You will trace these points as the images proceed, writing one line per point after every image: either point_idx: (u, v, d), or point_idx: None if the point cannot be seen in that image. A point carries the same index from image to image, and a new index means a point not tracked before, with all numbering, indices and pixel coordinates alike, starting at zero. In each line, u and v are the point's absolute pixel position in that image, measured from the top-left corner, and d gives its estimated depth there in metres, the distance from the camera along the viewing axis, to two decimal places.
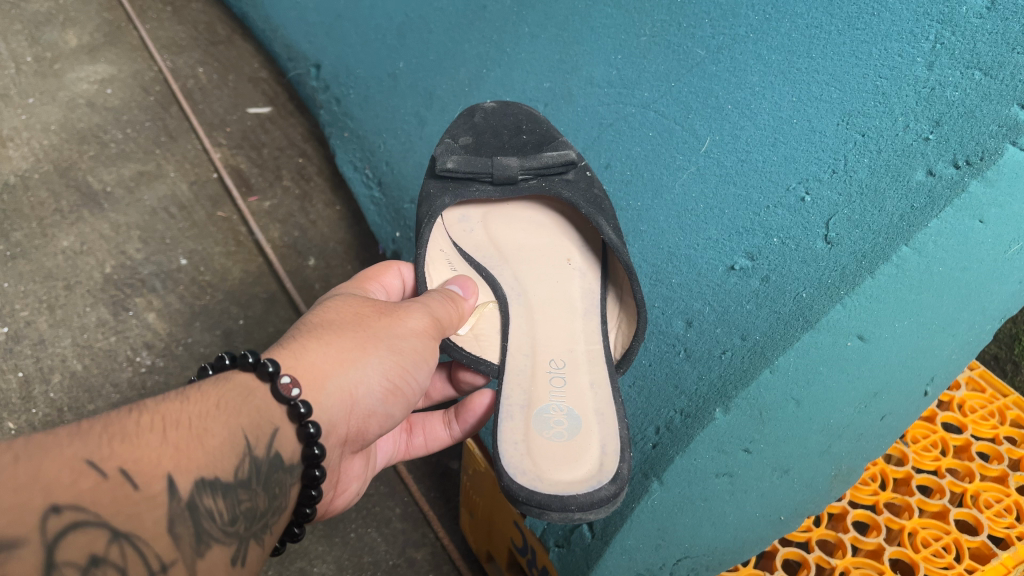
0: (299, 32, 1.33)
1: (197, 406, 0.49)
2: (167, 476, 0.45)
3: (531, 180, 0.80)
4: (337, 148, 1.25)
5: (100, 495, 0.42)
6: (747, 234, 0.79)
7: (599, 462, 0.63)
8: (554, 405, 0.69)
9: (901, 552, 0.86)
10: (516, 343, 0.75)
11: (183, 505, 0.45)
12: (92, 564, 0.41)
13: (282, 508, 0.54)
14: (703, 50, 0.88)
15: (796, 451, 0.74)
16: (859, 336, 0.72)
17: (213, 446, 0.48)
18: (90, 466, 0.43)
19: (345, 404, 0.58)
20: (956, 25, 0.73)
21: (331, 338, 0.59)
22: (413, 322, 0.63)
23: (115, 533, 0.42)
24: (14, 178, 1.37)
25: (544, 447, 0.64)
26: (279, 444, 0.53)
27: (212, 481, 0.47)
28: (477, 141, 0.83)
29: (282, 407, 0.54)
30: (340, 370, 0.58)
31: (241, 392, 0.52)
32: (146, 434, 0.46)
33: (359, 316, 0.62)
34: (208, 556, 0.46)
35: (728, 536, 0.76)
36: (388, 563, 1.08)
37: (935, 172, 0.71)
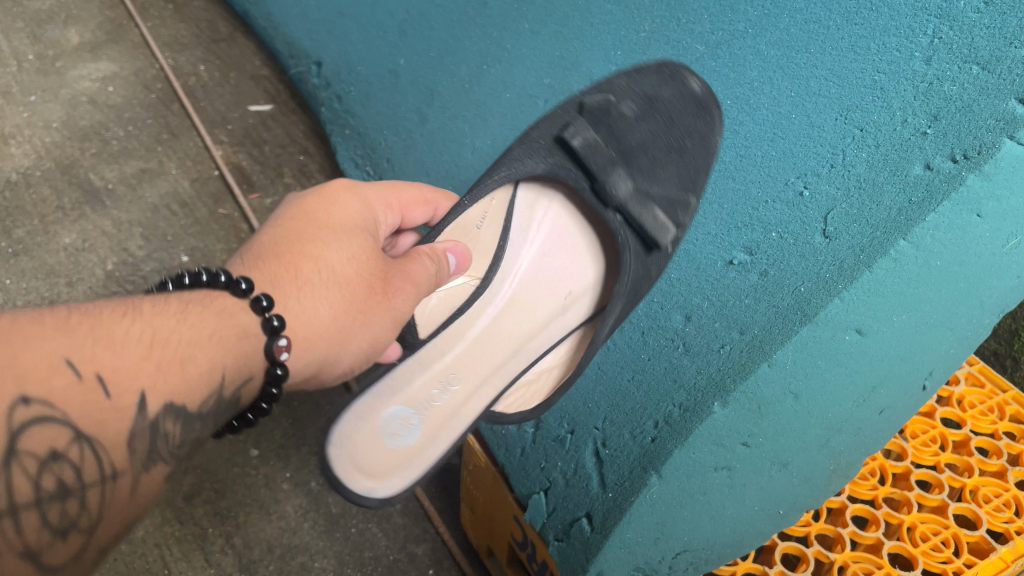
0: (301, 30, 1.33)
1: (192, 331, 0.52)
2: (139, 392, 0.48)
3: (619, 217, 0.78)
4: (338, 145, 1.26)
5: (72, 396, 0.45)
6: (746, 229, 0.79)
7: (387, 480, 0.69)
8: (435, 400, 0.74)
9: (901, 547, 0.86)
10: (461, 324, 0.79)
11: (146, 421, 0.49)
12: (52, 458, 0.44)
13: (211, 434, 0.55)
14: (702, 46, 0.87)
15: (795, 446, 0.76)
16: (858, 330, 0.73)
17: (191, 375, 0.51)
18: (68, 366, 0.45)
19: (311, 368, 0.61)
20: (954, 19, 0.72)
21: (334, 304, 0.61)
22: (405, 309, 0.66)
23: (77, 433, 0.45)
24: (17, 176, 1.38)
25: (393, 421, 0.70)
26: (245, 389, 0.56)
27: (179, 408, 0.50)
28: (633, 116, 0.80)
29: (262, 361, 0.57)
30: (325, 343, 0.61)
31: (238, 332, 0.55)
32: (130, 345, 0.48)
33: (374, 283, 0.63)
34: (151, 472, 0.50)
35: (728, 529, 0.78)
36: (389, 558, 1.08)
37: (932, 166, 0.71)
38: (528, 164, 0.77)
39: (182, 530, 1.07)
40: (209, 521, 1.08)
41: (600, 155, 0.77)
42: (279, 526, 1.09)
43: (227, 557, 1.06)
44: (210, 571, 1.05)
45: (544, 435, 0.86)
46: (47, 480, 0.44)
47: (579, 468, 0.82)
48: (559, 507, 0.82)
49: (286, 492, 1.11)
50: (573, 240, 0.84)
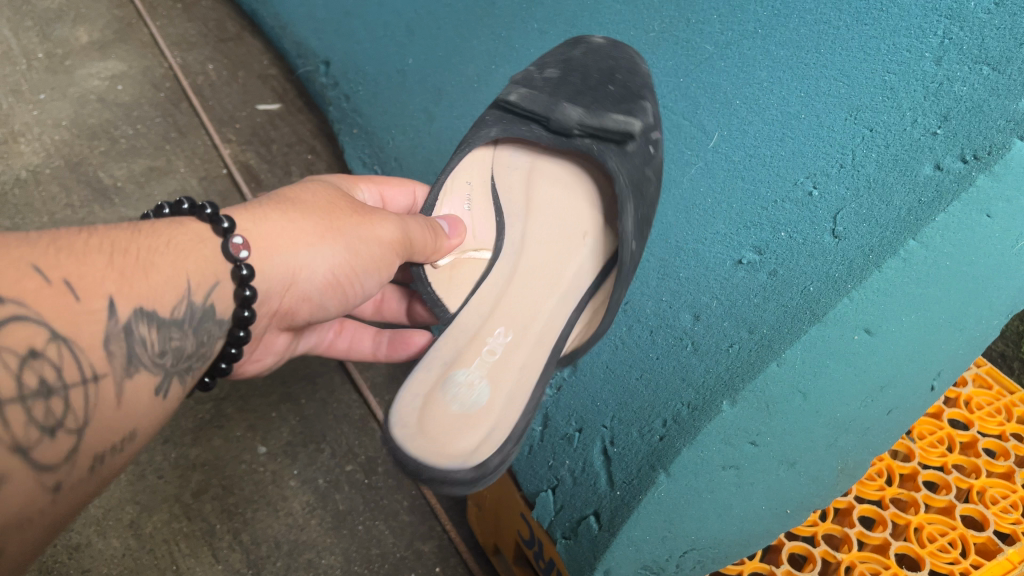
0: (309, 29, 1.34)
1: (148, 240, 0.54)
2: (108, 297, 0.49)
3: (588, 139, 0.75)
4: (346, 146, 1.24)
5: (44, 299, 0.46)
6: (755, 229, 0.79)
7: (484, 439, 0.63)
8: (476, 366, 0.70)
9: (907, 548, 0.87)
10: (479, 300, 0.77)
11: (120, 326, 0.50)
12: (32, 355, 0.45)
13: (205, 356, 0.58)
14: (712, 46, 0.89)
15: (803, 446, 0.76)
16: (867, 330, 0.73)
17: (157, 280, 0.53)
18: (37, 271, 0.47)
19: (283, 279, 0.63)
20: (964, 20, 0.74)
21: (295, 217, 0.64)
22: (384, 226, 0.67)
23: (54, 333, 0.47)
24: (25, 173, 1.38)
25: (442, 399, 0.65)
26: (216, 295, 0.57)
27: (150, 313, 0.52)
28: (561, 77, 0.82)
29: (226, 262, 0.58)
30: (291, 250, 0.63)
31: (193, 238, 0.57)
32: (94, 254, 0.50)
33: (344, 213, 0.66)
34: (134, 378, 0.51)
35: (735, 528, 0.78)
36: (396, 555, 1.08)
37: (942, 167, 0.71)
38: (487, 131, 0.77)
39: (190, 526, 1.07)
40: (216, 517, 1.09)
41: (541, 98, 0.76)
42: (286, 522, 1.09)
43: (235, 553, 1.06)
44: (218, 567, 1.05)
45: (551, 434, 0.86)
46: (29, 377, 0.45)
47: (587, 466, 0.81)
48: (567, 504, 0.81)
49: (293, 489, 1.12)
50: (565, 193, 0.81)
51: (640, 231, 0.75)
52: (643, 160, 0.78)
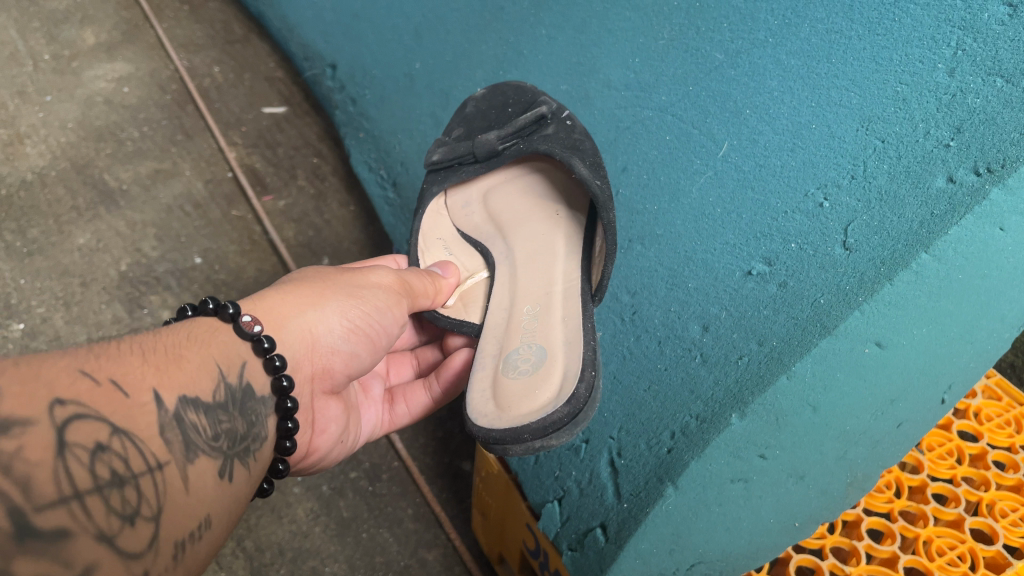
0: (316, 32, 1.34)
1: (171, 337, 0.54)
2: (153, 390, 0.49)
3: (512, 144, 0.83)
4: (353, 148, 1.26)
5: (97, 396, 0.45)
6: (765, 239, 0.79)
7: (561, 384, 0.66)
8: (521, 344, 0.71)
9: (916, 561, 0.86)
10: (498, 299, 0.78)
11: (170, 414, 0.49)
12: (99, 449, 0.43)
13: (260, 436, 0.59)
14: (721, 54, 0.88)
15: (811, 458, 0.75)
16: (878, 343, 0.72)
17: (191, 368, 0.53)
18: (84, 374, 0.45)
19: (305, 343, 0.65)
20: (978, 31, 0.73)
21: (290, 289, 0.66)
22: (377, 275, 0.72)
23: (115, 427, 0.45)
24: (32, 175, 1.38)
25: (508, 383, 0.67)
26: (248, 374, 0.58)
27: (194, 399, 0.51)
28: (470, 129, 0.88)
29: (246, 342, 0.59)
30: (298, 313, 0.65)
31: (208, 328, 0.58)
32: (128, 355, 0.50)
33: (337, 277, 0.70)
34: (196, 463, 0.50)
35: (744, 541, 0.77)
36: (400, 563, 1.08)
37: (955, 179, 0.71)
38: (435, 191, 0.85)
39: None
40: None
41: (459, 146, 0.85)
42: (291, 529, 1.09)
43: (238, 560, 1.05)
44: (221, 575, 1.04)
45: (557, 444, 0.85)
46: (101, 468, 0.42)
47: (594, 478, 0.81)
48: (573, 516, 0.81)
49: (297, 495, 1.12)
50: (522, 196, 0.85)
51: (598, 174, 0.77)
52: (569, 132, 0.81)
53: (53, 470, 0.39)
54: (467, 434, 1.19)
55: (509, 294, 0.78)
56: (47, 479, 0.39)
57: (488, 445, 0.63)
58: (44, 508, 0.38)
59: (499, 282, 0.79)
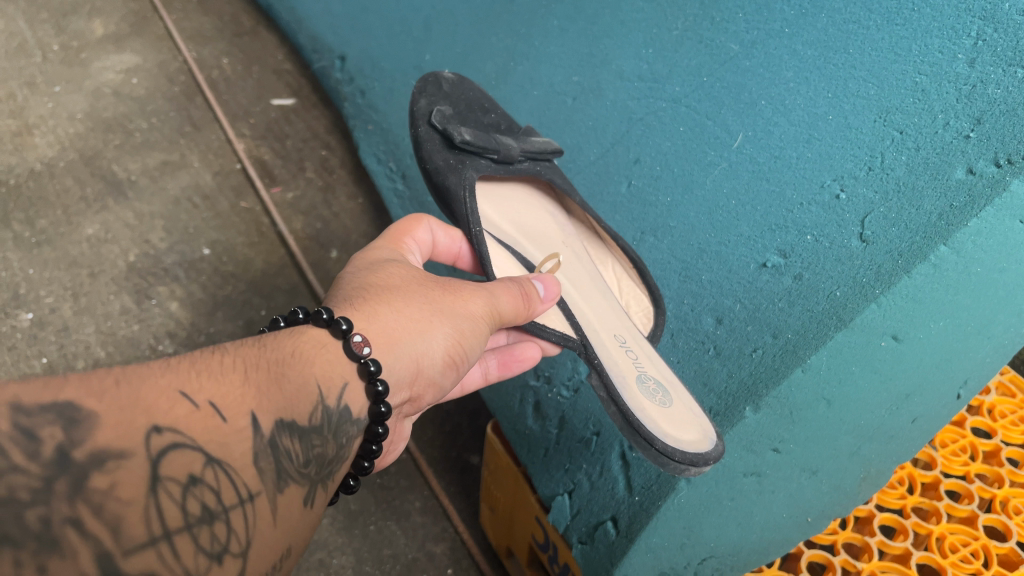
0: (325, 25, 1.33)
1: (274, 352, 0.47)
2: (251, 414, 0.42)
3: (525, 163, 0.81)
4: (360, 140, 1.24)
5: (194, 422, 0.39)
6: (780, 232, 0.78)
7: (699, 424, 0.66)
8: (639, 373, 0.69)
9: (929, 558, 0.84)
10: (583, 320, 0.74)
11: (265, 441, 0.42)
12: (191, 482, 0.38)
13: (344, 457, 0.50)
14: (736, 45, 0.88)
15: (827, 454, 0.74)
16: (894, 337, 0.71)
17: (291, 391, 0.46)
18: (183, 397, 0.39)
19: (408, 370, 0.56)
20: (998, 22, 0.73)
21: (400, 304, 0.56)
22: (474, 301, 0.61)
23: (209, 457, 0.39)
24: (40, 166, 1.37)
25: (659, 411, 0.66)
26: (348, 398, 0.49)
27: (291, 423, 0.44)
28: (456, 113, 0.84)
29: (351, 363, 0.51)
30: (408, 338, 0.55)
31: (315, 343, 0.49)
32: (229, 373, 0.43)
33: (436, 297, 0.59)
34: (286, 493, 0.43)
35: (755, 537, 0.75)
36: (408, 556, 1.07)
37: (975, 171, 0.70)
38: (469, 176, 0.75)
39: None
40: None
41: (484, 137, 0.78)
42: None
43: None
44: None
45: (568, 437, 0.84)
46: (193, 505, 0.37)
47: (605, 471, 0.80)
48: (584, 509, 0.79)
49: None
50: (545, 213, 0.83)
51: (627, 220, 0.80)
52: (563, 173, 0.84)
53: (145, 510, 0.35)
54: (475, 428, 1.18)
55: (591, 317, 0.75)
56: (138, 520, 0.35)
57: (667, 463, 0.62)
58: (133, 552, 0.34)
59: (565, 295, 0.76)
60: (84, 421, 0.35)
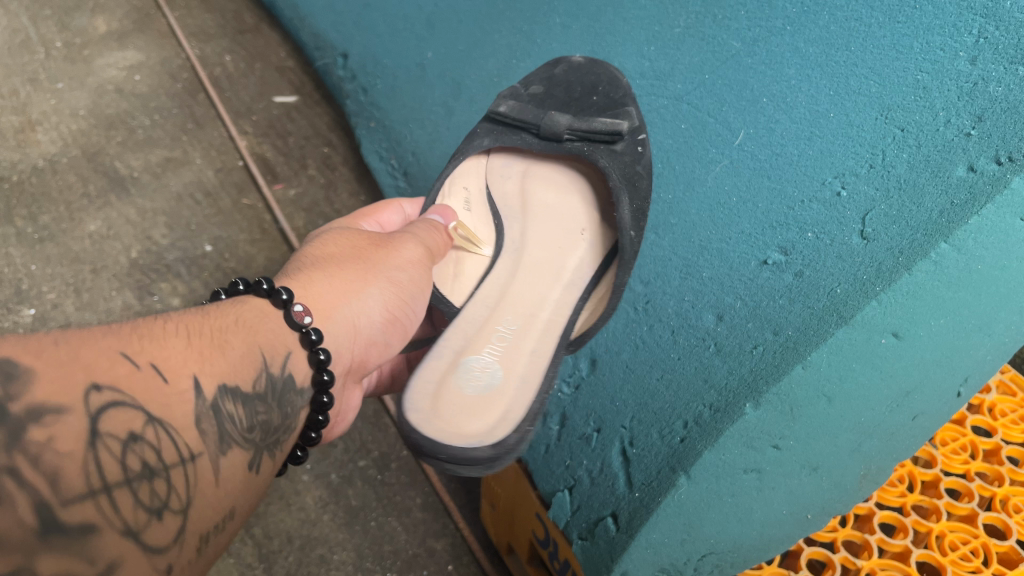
0: (328, 22, 1.33)
1: (218, 320, 0.51)
2: (193, 376, 0.44)
3: (576, 142, 0.81)
4: (362, 138, 1.23)
5: (135, 381, 0.41)
6: (781, 228, 0.78)
7: (495, 425, 0.61)
8: (486, 359, 0.68)
9: (929, 555, 0.85)
10: (484, 291, 0.76)
11: (209, 404, 0.45)
12: (132, 439, 0.39)
13: (291, 428, 0.54)
14: (738, 42, 0.88)
15: (828, 451, 0.74)
16: (895, 334, 0.71)
17: (233, 357, 0.49)
18: (123, 356, 0.41)
19: (348, 334, 0.61)
20: (1000, 19, 0.74)
21: (332, 271, 0.63)
22: (410, 249, 0.68)
23: (150, 416, 0.41)
24: (43, 162, 1.38)
25: (453, 393, 0.63)
26: (291, 366, 0.54)
27: (234, 388, 0.47)
28: (550, 91, 0.88)
29: (294, 332, 0.56)
30: (343, 301, 0.61)
31: (257, 313, 0.54)
32: (170, 337, 0.45)
33: (373, 257, 0.66)
34: (230, 455, 0.46)
35: (756, 533, 0.75)
36: (410, 552, 1.07)
37: (976, 169, 0.71)
38: (481, 141, 0.83)
39: None
40: None
41: (531, 111, 0.83)
42: (300, 517, 1.09)
43: (247, 547, 1.06)
44: (230, 561, 1.04)
45: (568, 434, 0.84)
46: (133, 460, 0.39)
47: (605, 467, 0.79)
48: (584, 505, 0.79)
49: (306, 483, 1.11)
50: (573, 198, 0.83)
51: (637, 223, 0.77)
52: (636, 157, 0.81)
53: (83, 463, 0.36)
54: None
55: (496, 293, 0.76)
56: (76, 472, 0.36)
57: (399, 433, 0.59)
58: (71, 503, 0.35)
59: (494, 268, 0.78)
60: (23, 375, 0.36)
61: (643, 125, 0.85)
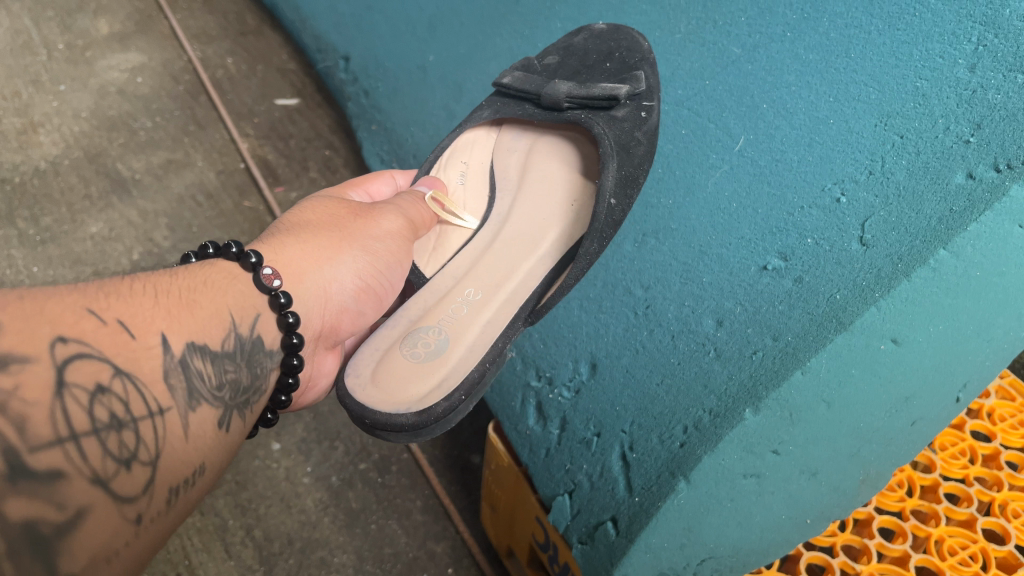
0: (329, 24, 1.34)
1: (186, 281, 0.57)
2: (160, 334, 0.50)
3: (576, 109, 0.83)
4: (364, 141, 1.24)
5: (101, 336, 0.46)
6: (781, 235, 0.78)
7: (427, 394, 0.67)
8: (440, 328, 0.74)
9: (927, 560, 0.85)
10: (458, 260, 0.81)
11: (176, 360, 0.50)
12: (99, 391, 0.44)
13: (262, 389, 0.61)
14: (738, 49, 0.89)
15: (827, 455, 0.74)
16: (893, 340, 0.72)
17: (201, 315, 0.55)
18: (90, 313, 0.46)
19: (319, 299, 0.68)
20: (999, 27, 0.74)
21: (307, 240, 0.69)
22: (387, 220, 0.74)
23: (116, 369, 0.46)
24: (45, 164, 1.38)
25: (396, 362, 0.70)
26: (261, 327, 0.60)
27: (201, 346, 0.53)
28: (562, 62, 0.91)
29: (263, 295, 0.62)
30: (315, 269, 0.68)
31: (225, 275, 0.60)
32: (139, 297, 0.51)
33: (350, 227, 0.72)
34: (197, 411, 0.51)
35: (755, 537, 0.75)
36: (410, 555, 1.08)
37: (975, 176, 0.71)
38: (482, 113, 0.88)
39: (204, 521, 1.07)
40: (229, 513, 1.08)
41: (533, 81, 0.86)
42: (300, 519, 1.09)
43: (247, 549, 1.06)
44: (231, 563, 1.04)
45: (568, 437, 0.84)
46: (100, 411, 0.43)
47: (605, 471, 0.80)
48: (584, 509, 0.80)
49: (307, 485, 1.12)
50: (564, 172, 0.85)
51: (621, 189, 0.79)
52: (639, 124, 0.82)
53: (49, 410, 0.41)
54: (476, 427, 1.18)
55: (469, 264, 0.80)
56: (44, 420, 0.40)
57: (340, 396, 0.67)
58: (39, 449, 0.39)
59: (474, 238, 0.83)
60: None
61: (653, 88, 0.86)
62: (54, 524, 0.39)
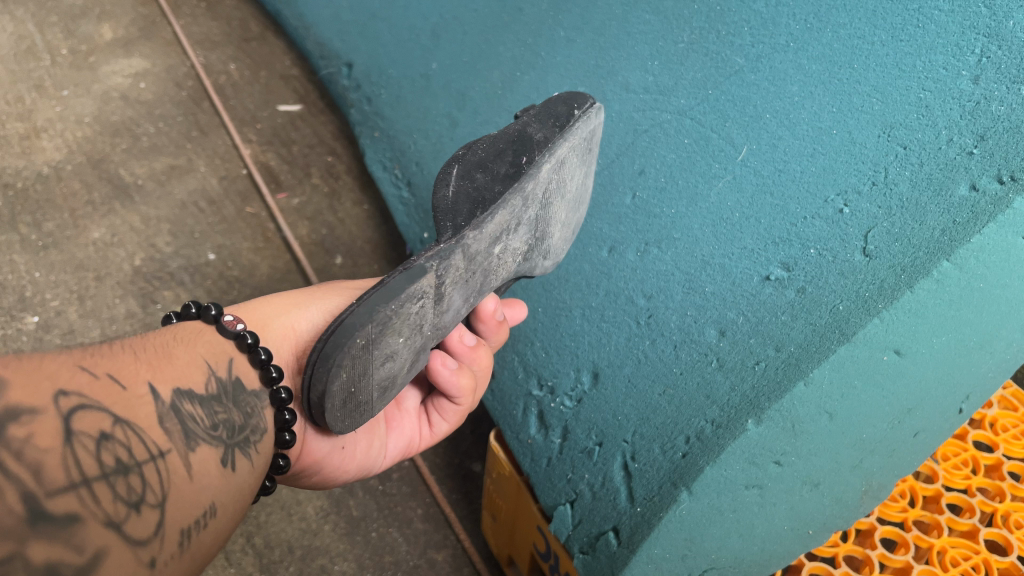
0: (333, 31, 1.34)
1: (157, 339, 0.57)
2: (148, 383, 0.50)
3: None
4: (366, 148, 1.23)
5: (95, 387, 0.46)
6: (784, 245, 0.78)
7: None
8: None
9: (930, 572, 0.85)
10: None
11: (167, 406, 0.50)
12: (102, 438, 0.44)
13: (261, 429, 0.60)
14: (742, 59, 0.88)
15: (828, 466, 0.74)
16: (897, 351, 0.72)
17: (181, 364, 0.55)
18: (82, 368, 0.46)
19: (290, 339, 0.67)
20: (1002, 39, 0.74)
21: (280, 294, 0.71)
22: (361, 282, 0.77)
23: (116, 418, 0.46)
24: (47, 169, 1.38)
25: None
26: (237, 370, 0.60)
27: (187, 392, 0.53)
28: None
29: (230, 340, 0.61)
30: (283, 312, 0.68)
31: (193, 330, 0.60)
32: (119, 355, 0.51)
33: (319, 287, 0.74)
34: (197, 452, 0.51)
35: (757, 548, 0.75)
36: (410, 563, 1.08)
37: (978, 187, 0.71)
38: None
39: None
40: None
41: None
42: (300, 527, 1.09)
43: (247, 557, 1.05)
44: (232, 570, 1.04)
45: (570, 447, 0.84)
46: (106, 457, 0.43)
47: (606, 481, 0.80)
48: (585, 519, 0.80)
49: (308, 493, 1.11)
50: None
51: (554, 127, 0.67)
52: None
53: (62, 456, 0.40)
54: (477, 435, 1.18)
55: None
56: (58, 466, 0.40)
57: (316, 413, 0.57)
58: (55, 494, 0.39)
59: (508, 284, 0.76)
60: None
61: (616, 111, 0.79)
62: (76, 566, 0.39)
